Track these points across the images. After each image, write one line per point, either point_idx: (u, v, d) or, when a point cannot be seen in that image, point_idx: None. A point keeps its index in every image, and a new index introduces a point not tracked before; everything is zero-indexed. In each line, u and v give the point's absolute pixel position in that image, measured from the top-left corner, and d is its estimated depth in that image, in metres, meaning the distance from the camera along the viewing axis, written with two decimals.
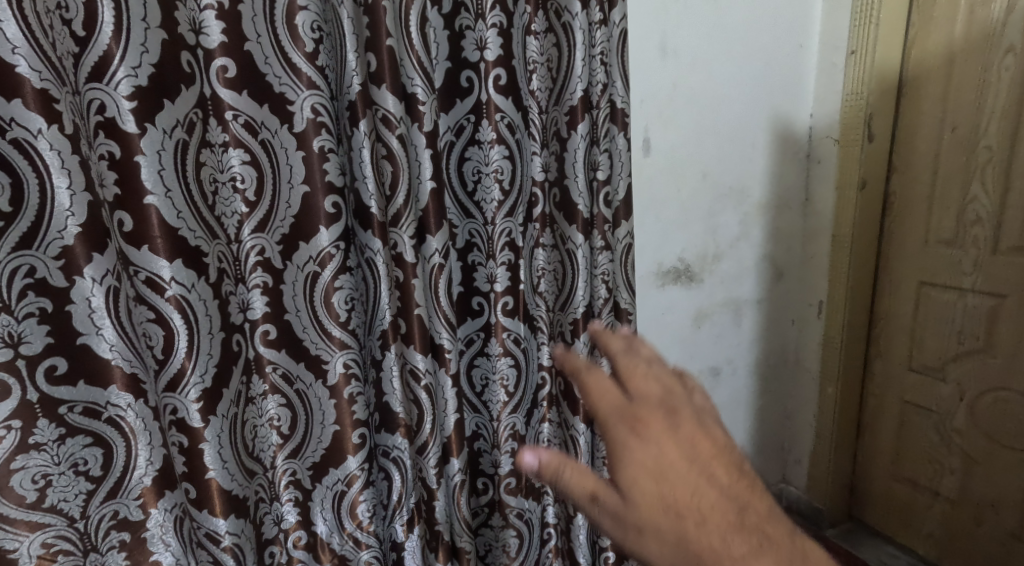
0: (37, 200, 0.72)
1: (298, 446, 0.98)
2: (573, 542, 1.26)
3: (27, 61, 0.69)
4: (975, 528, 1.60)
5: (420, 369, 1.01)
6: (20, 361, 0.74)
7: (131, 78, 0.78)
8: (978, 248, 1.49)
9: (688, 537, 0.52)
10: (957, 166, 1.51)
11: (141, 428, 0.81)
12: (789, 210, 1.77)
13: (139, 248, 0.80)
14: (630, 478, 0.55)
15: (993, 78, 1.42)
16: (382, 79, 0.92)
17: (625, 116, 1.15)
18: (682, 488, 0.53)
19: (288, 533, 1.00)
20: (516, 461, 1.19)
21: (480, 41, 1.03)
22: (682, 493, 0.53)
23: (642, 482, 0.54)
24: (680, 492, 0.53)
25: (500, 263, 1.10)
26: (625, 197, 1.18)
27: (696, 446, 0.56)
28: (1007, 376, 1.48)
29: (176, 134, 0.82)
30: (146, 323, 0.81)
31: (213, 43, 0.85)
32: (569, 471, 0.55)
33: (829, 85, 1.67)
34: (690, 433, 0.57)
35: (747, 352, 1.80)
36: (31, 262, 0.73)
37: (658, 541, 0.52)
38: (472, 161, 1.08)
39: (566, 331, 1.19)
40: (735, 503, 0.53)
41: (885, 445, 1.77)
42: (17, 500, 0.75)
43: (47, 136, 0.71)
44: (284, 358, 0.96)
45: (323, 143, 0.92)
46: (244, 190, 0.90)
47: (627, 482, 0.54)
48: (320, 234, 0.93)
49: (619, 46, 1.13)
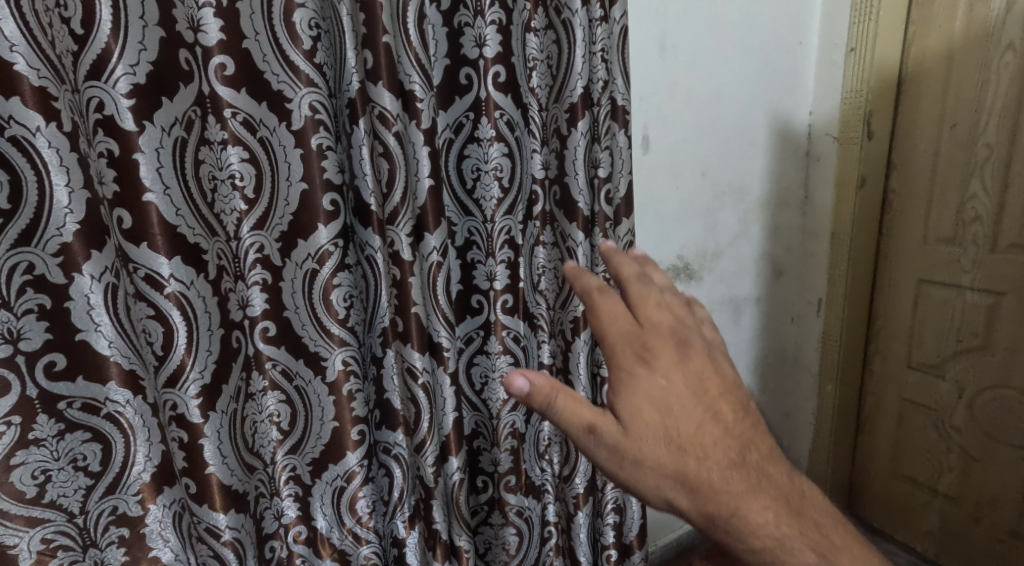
0: (35, 197, 0.72)
1: (298, 442, 0.99)
2: (573, 540, 1.27)
3: (25, 58, 0.70)
4: (974, 525, 1.60)
5: (417, 368, 1.02)
6: (20, 357, 0.74)
7: (130, 76, 0.78)
8: (977, 245, 1.49)
9: (686, 464, 0.63)
10: (957, 164, 1.51)
11: (140, 425, 0.81)
12: (789, 208, 1.77)
13: (138, 245, 0.81)
14: (639, 409, 0.65)
15: (993, 75, 1.42)
16: (379, 76, 0.92)
17: (626, 113, 1.15)
18: (688, 421, 0.64)
19: (288, 528, 1.01)
20: (516, 458, 1.19)
21: (480, 38, 1.04)
22: (686, 426, 0.63)
23: (649, 413, 0.65)
24: (684, 423, 0.63)
25: (499, 260, 1.11)
26: (626, 194, 1.18)
27: (704, 383, 0.65)
28: (1007, 373, 1.48)
29: (175, 131, 0.82)
30: (145, 320, 0.82)
31: (212, 41, 0.85)
32: (560, 396, 0.68)
33: (828, 83, 1.69)
34: (700, 370, 0.66)
35: (747, 349, 1.80)
36: (30, 259, 0.73)
37: (656, 462, 0.64)
38: (471, 159, 1.08)
39: (566, 328, 1.19)
40: (738, 441, 0.63)
41: (883, 443, 1.77)
42: (17, 496, 0.75)
43: (45, 134, 0.72)
44: (283, 354, 0.96)
45: (321, 141, 0.92)
46: (244, 188, 0.90)
47: (635, 412, 0.65)
48: (319, 232, 0.94)
49: (620, 43, 1.13)
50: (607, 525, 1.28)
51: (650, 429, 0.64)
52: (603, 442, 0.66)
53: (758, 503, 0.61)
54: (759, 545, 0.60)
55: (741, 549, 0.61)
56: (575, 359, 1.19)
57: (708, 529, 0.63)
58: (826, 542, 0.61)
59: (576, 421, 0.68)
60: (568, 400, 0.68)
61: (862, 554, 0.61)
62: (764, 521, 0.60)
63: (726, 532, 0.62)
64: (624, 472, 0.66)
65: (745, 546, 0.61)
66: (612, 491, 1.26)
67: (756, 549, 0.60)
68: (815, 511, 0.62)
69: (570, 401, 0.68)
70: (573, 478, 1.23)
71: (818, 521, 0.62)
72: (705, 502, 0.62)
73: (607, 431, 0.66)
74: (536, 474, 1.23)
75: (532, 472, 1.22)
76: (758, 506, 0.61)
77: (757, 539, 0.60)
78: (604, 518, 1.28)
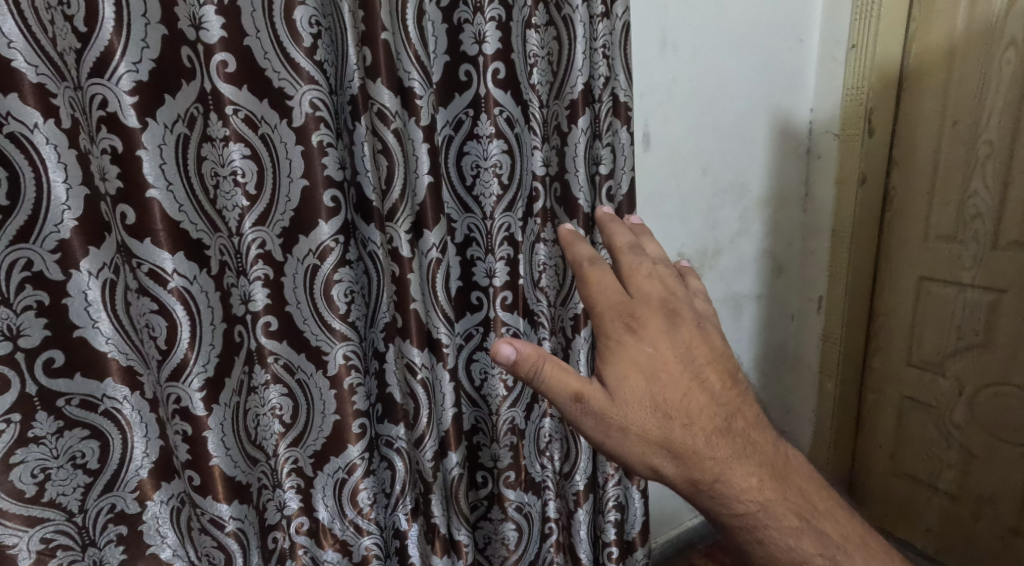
0: (33, 194, 0.73)
1: (300, 433, 0.99)
2: (574, 537, 1.27)
3: (23, 55, 0.70)
4: (974, 522, 1.60)
5: (416, 363, 1.02)
6: (20, 353, 0.75)
7: (133, 73, 0.78)
8: (977, 243, 1.49)
9: (672, 431, 0.70)
10: (957, 161, 1.51)
11: (137, 420, 0.83)
12: (789, 205, 1.77)
13: (142, 241, 0.82)
14: (627, 378, 0.72)
15: (994, 72, 1.42)
16: (378, 74, 0.93)
17: (627, 110, 1.15)
18: (674, 390, 0.70)
19: (291, 519, 1.01)
20: (516, 454, 1.19)
21: (479, 34, 1.04)
22: (673, 395, 0.70)
23: (635, 379, 0.71)
24: (671, 392, 0.70)
25: (498, 257, 1.11)
26: (628, 192, 1.19)
27: (692, 352, 0.72)
28: (1007, 371, 1.48)
29: (178, 128, 0.83)
30: (149, 314, 0.83)
31: (214, 38, 0.85)
32: (546, 365, 0.74)
33: (829, 80, 1.69)
34: (688, 339, 0.73)
35: (747, 347, 1.80)
36: (29, 256, 0.74)
37: (642, 430, 0.71)
38: (470, 156, 1.08)
39: (566, 326, 1.20)
40: (723, 409, 0.70)
41: (884, 441, 1.77)
42: (16, 494, 0.76)
43: (44, 131, 0.72)
44: (286, 348, 0.96)
45: (322, 138, 0.92)
46: (245, 184, 0.90)
47: (624, 379, 0.72)
48: (320, 228, 0.94)
49: (622, 39, 1.13)
50: (609, 522, 1.28)
51: (637, 396, 0.71)
52: (592, 409, 0.73)
53: (742, 469, 0.68)
54: (742, 509, 0.67)
55: (724, 513, 0.68)
56: (575, 356, 1.20)
57: (692, 494, 0.70)
58: (808, 506, 0.68)
59: (563, 389, 0.74)
60: (554, 369, 0.74)
61: (844, 519, 0.69)
62: (748, 487, 0.68)
63: (710, 496, 0.69)
64: (611, 439, 0.73)
65: (728, 510, 0.68)
66: (613, 488, 1.27)
67: (738, 513, 0.68)
68: (797, 477, 0.69)
69: (557, 371, 0.74)
70: (574, 474, 1.24)
71: (799, 485, 0.69)
72: (691, 467, 0.69)
73: (594, 399, 0.73)
74: (536, 470, 1.23)
75: (531, 468, 1.23)
76: (742, 472, 0.68)
77: (740, 503, 0.67)
78: (605, 515, 1.28)
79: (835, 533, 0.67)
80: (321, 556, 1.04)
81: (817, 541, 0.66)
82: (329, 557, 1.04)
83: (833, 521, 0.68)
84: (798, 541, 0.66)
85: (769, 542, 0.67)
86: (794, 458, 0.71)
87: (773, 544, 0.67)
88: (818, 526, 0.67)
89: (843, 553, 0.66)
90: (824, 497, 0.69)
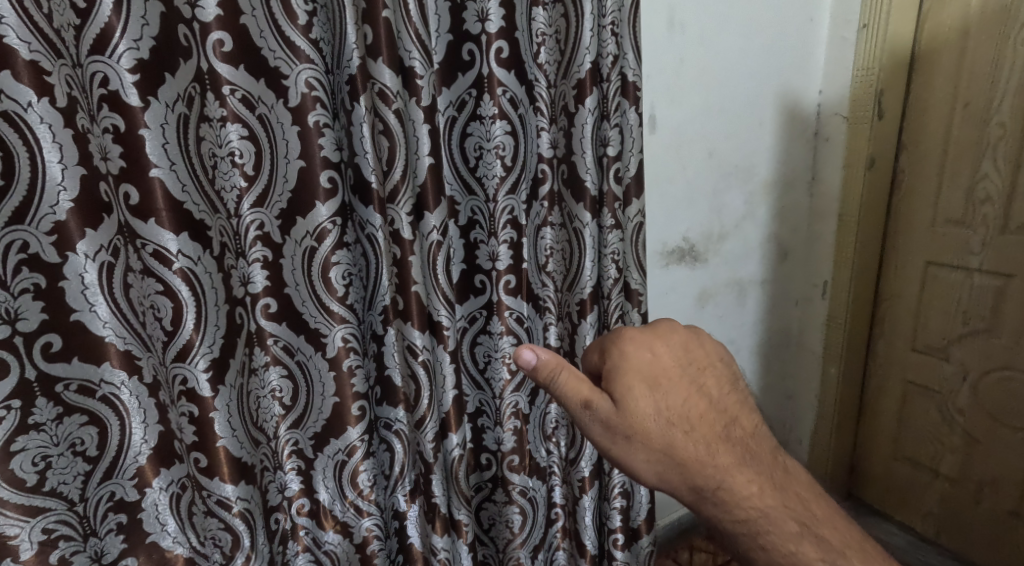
0: (28, 175, 0.71)
1: (301, 416, 0.98)
2: (579, 523, 1.26)
3: (15, 31, 0.68)
4: (974, 505, 1.60)
5: (417, 346, 1.01)
6: (18, 338, 0.73)
7: (133, 51, 0.77)
8: (987, 227, 1.47)
9: (675, 439, 0.70)
10: (969, 142, 1.48)
11: (136, 406, 0.82)
12: (796, 189, 1.75)
13: (146, 221, 0.81)
14: (632, 388, 0.71)
15: (1008, 54, 1.39)
16: (379, 52, 0.90)
17: (636, 89, 1.12)
18: (675, 396, 0.71)
19: (291, 501, 1.01)
20: (520, 439, 1.20)
21: (482, 12, 1.00)
22: (674, 401, 0.71)
23: (639, 388, 0.71)
24: (673, 399, 0.71)
25: (502, 241, 1.09)
26: (636, 173, 1.15)
27: (689, 357, 0.73)
28: (1010, 356, 1.47)
29: (178, 108, 0.81)
30: (153, 295, 0.82)
31: (210, 16, 0.83)
32: (562, 373, 0.74)
33: (839, 60, 1.65)
34: (684, 346, 0.74)
35: (750, 331, 1.78)
36: (24, 237, 0.72)
37: (647, 439, 0.70)
38: (473, 137, 1.06)
39: (573, 312, 1.19)
40: (721, 416, 0.71)
41: (887, 424, 1.76)
42: (17, 484, 0.75)
43: (37, 109, 0.71)
44: (285, 331, 0.95)
45: (318, 118, 0.91)
46: (244, 165, 0.89)
47: (629, 389, 0.71)
48: (317, 210, 0.93)
49: (631, 16, 1.10)
50: (614, 509, 1.26)
51: (641, 405, 0.71)
52: (599, 417, 0.73)
53: (742, 477, 0.69)
54: (743, 516, 0.68)
55: (727, 520, 0.69)
56: (582, 343, 1.18)
57: (695, 502, 0.70)
58: (807, 513, 0.69)
59: (575, 398, 0.74)
60: (570, 378, 0.74)
61: (843, 527, 0.69)
62: (749, 494, 0.68)
63: (713, 503, 0.69)
64: (618, 447, 0.72)
65: (730, 517, 0.68)
66: (619, 475, 1.24)
67: (740, 519, 0.68)
68: (796, 486, 0.70)
69: (572, 380, 0.74)
70: (580, 461, 1.23)
71: (806, 497, 0.70)
72: (692, 474, 0.69)
73: (602, 406, 0.73)
74: (541, 455, 1.24)
75: (537, 453, 1.23)
76: (743, 479, 0.68)
77: (741, 510, 0.68)
78: (610, 502, 1.25)
79: (836, 539, 0.67)
80: (322, 538, 1.04)
81: (818, 546, 0.66)
82: (330, 539, 1.04)
83: (833, 528, 0.68)
84: (799, 547, 0.66)
85: (772, 549, 0.67)
86: (792, 468, 0.72)
87: (775, 550, 0.67)
88: (818, 532, 0.67)
89: (846, 559, 0.66)
90: (822, 506, 0.70)
